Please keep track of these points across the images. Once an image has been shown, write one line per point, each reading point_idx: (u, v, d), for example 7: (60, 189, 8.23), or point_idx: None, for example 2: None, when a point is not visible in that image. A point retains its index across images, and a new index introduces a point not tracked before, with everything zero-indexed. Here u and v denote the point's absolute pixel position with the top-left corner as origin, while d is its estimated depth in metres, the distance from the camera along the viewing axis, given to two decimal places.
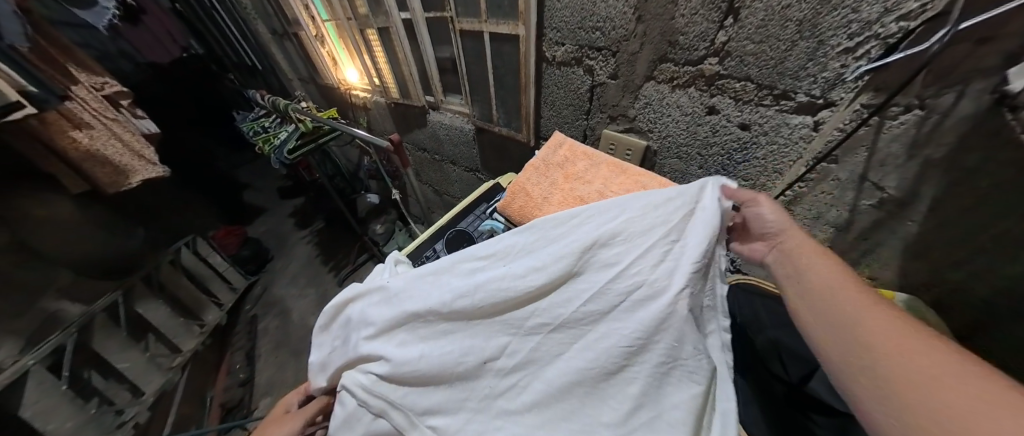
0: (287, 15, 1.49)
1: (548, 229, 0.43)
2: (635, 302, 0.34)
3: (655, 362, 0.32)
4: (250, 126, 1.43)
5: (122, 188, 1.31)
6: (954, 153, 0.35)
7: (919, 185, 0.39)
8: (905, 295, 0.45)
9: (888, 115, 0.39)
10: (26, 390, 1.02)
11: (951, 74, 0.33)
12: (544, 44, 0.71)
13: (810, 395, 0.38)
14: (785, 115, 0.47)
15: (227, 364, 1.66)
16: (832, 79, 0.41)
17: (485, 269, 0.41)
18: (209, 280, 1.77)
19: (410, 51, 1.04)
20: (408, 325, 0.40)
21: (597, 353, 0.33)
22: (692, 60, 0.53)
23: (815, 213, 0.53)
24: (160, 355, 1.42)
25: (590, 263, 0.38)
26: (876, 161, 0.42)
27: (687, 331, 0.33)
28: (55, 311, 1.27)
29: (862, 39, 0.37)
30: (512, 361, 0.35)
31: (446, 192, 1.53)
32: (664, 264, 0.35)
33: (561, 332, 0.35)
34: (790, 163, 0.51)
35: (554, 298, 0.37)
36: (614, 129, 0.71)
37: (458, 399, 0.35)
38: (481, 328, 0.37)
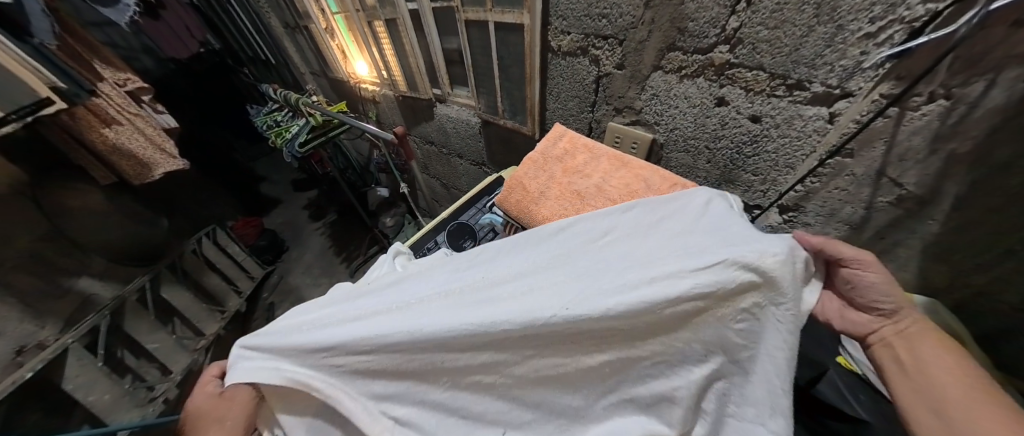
0: (299, 9, 1.50)
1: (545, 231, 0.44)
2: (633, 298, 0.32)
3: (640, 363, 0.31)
4: (264, 119, 1.47)
5: (147, 180, 1.39)
6: (983, 146, 0.33)
7: (943, 180, 0.37)
8: (924, 297, 0.43)
9: (909, 105, 0.37)
10: (69, 366, 1.11)
11: (981, 61, 0.31)
12: (549, 33, 0.69)
13: (818, 397, 0.43)
14: (798, 106, 0.45)
15: None
16: (851, 67, 0.39)
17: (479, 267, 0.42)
18: (230, 268, 1.85)
19: (417, 43, 1.04)
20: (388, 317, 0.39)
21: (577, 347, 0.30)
22: (702, 49, 0.50)
23: (827, 210, 0.50)
24: (187, 338, 1.52)
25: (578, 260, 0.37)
26: (895, 155, 0.40)
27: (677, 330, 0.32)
28: (91, 296, 1.37)
29: (885, 23, 0.35)
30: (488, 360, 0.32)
31: (454, 185, 1.54)
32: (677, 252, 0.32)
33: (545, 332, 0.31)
34: (802, 157, 0.48)
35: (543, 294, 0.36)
36: (619, 122, 0.70)
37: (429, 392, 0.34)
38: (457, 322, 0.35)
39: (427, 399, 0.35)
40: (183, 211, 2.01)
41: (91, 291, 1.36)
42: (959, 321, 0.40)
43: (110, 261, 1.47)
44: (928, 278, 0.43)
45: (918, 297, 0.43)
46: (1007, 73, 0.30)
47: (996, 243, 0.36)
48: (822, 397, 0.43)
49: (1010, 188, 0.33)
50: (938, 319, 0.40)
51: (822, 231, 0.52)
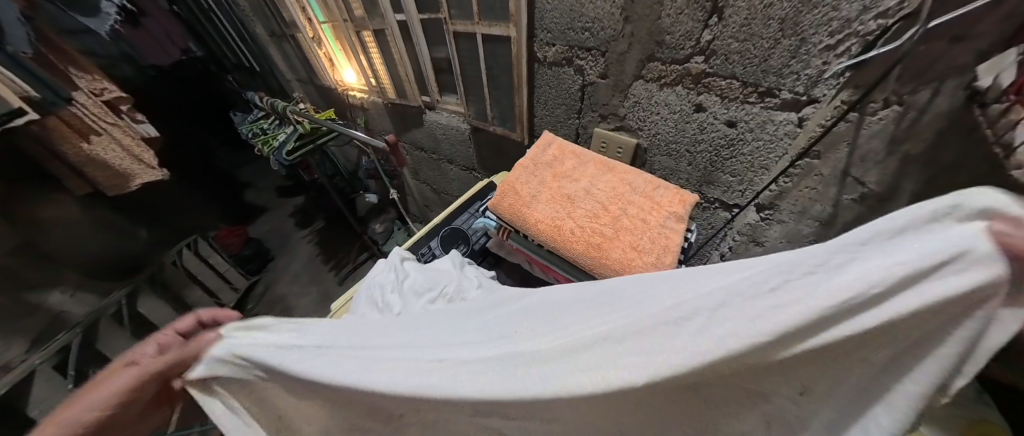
0: (285, 17, 1.49)
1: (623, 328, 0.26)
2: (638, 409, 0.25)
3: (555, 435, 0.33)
4: (250, 127, 1.44)
5: (123, 191, 1.35)
6: (931, 148, 0.36)
7: (900, 179, 0.40)
8: None
9: (867, 110, 0.40)
10: (35, 389, 1.05)
11: (927, 73, 0.34)
12: (535, 45, 0.71)
13: None
14: (770, 112, 0.48)
15: None
16: (815, 76, 0.42)
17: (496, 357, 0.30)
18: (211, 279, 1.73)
19: (406, 51, 1.05)
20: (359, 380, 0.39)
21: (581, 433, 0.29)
22: (679, 59, 0.53)
23: (800, 208, 0.53)
24: None
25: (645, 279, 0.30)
26: (857, 157, 0.43)
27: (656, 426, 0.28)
28: (59, 313, 1.27)
29: (843, 36, 0.38)
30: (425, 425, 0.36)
31: (445, 190, 1.53)
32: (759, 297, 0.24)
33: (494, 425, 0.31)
34: (775, 159, 0.52)
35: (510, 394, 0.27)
36: (605, 128, 0.72)
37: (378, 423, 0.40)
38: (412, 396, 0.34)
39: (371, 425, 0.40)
40: (162, 222, 1.93)
41: (60, 307, 1.28)
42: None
43: (83, 275, 1.40)
44: None
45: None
46: (949, 83, 0.33)
47: None
48: None
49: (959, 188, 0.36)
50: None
51: (795, 227, 0.55)
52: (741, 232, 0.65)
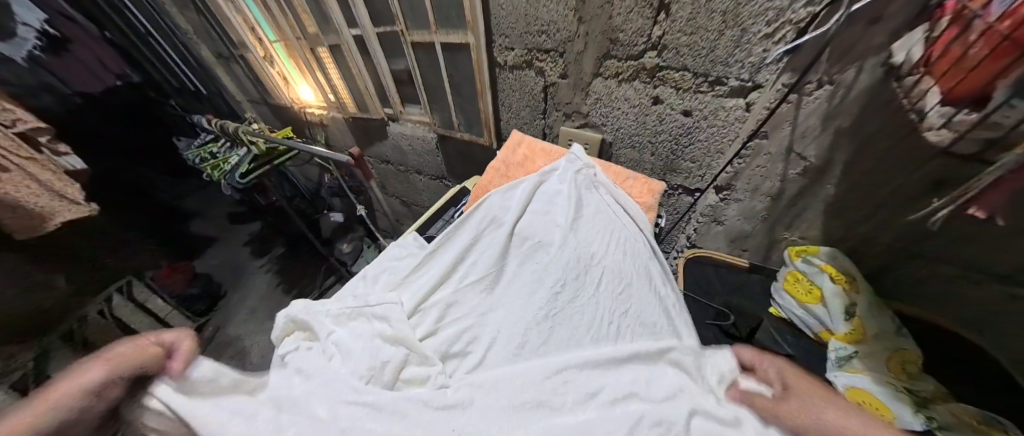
0: (231, 36, 1.24)
1: (550, 322, 0.38)
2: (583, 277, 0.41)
3: (547, 269, 0.42)
4: (197, 152, 1.14)
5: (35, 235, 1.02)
6: (859, 119, 0.42)
7: (834, 150, 0.46)
8: (828, 249, 0.51)
9: (805, 90, 0.44)
10: None
11: (851, 52, 0.39)
12: (494, 51, 0.70)
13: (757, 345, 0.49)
14: (721, 99, 0.51)
15: None
16: (757, 63, 0.45)
17: (490, 261, 0.43)
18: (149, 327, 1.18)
19: (364, 65, 0.99)
20: (436, 253, 0.46)
21: (527, 290, 0.41)
22: (634, 55, 0.55)
23: (753, 186, 0.57)
24: None
25: (568, 268, 0.41)
26: (799, 133, 0.48)
27: (586, 283, 0.40)
28: None
29: (778, 25, 0.41)
30: (436, 277, 0.43)
31: (415, 203, 1.43)
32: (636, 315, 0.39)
33: (504, 248, 0.44)
34: (727, 143, 0.55)
35: (488, 262, 0.43)
36: (570, 126, 0.72)
37: (394, 280, 0.44)
38: (465, 251, 0.45)
39: (414, 269, 0.45)
40: None
41: None
42: (853, 264, 0.48)
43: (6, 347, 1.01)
44: (828, 233, 0.53)
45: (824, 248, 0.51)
46: (869, 61, 0.38)
47: (872, 199, 0.45)
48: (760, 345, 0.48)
49: (878, 152, 0.42)
50: (839, 265, 0.48)
51: (750, 204, 0.60)
52: (704, 213, 0.68)
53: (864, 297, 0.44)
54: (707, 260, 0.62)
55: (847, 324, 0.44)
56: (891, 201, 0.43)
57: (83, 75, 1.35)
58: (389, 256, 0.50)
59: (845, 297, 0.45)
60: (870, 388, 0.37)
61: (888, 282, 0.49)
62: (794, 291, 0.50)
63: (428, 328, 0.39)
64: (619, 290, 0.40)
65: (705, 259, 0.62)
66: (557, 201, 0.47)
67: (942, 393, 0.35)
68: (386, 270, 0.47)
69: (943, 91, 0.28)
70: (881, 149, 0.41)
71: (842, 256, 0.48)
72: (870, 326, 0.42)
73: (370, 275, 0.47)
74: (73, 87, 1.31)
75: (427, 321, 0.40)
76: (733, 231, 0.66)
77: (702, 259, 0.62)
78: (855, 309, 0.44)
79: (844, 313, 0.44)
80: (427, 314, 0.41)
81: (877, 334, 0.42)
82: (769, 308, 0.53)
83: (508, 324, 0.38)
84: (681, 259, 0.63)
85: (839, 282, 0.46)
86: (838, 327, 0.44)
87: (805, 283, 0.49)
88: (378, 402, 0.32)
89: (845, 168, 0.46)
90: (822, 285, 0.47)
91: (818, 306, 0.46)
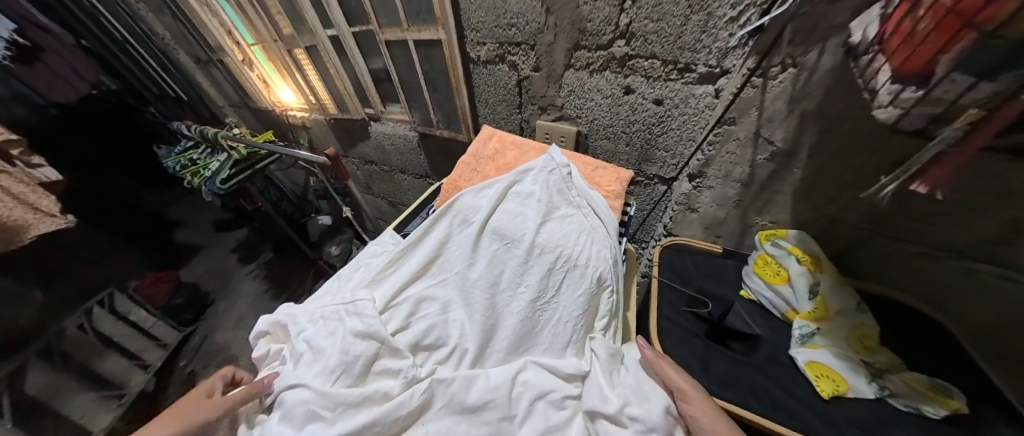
0: (208, 41, 1.23)
1: (521, 310, 0.39)
2: (551, 266, 0.41)
3: (517, 261, 0.42)
4: (177, 159, 1.13)
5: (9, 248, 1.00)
6: (823, 101, 0.43)
7: (800, 133, 0.47)
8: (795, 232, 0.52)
9: (770, 74, 0.45)
10: None
11: (813, 33, 0.39)
12: (466, 45, 0.69)
13: (728, 326, 0.49)
14: (690, 86, 0.51)
15: None
16: (722, 48, 0.45)
17: (461, 255, 0.44)
18: (132, 340, 1.26)
19: (341, 65, 0.98)
20: (407, 249, 0.46)
21: (496, 280, 0.42)
22: (603, 45, 0.55)
23: (724, 172, 0.58)
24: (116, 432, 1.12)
25: (536, 258, 0.42)
26: (766, 117, 0.48)
27: (554, 272, 0.41)
28: None
29: (742, 8, 0.41)
30: (408, 272, 0.43)
31: (402, 203, 1.42)
32: (595, 316, 0.39)
33: (474, 240, 0.44)
34: (699, 131, 0.55)
35: (461, 255, 0.44)
36: (546, 119, 0.72)
37: (369, 277, 0.44)
38: (436, 246, 0.45)
39: (387, 264, 0.45)
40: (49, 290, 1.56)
41: None
42: (817, 246, 0.50)
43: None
44: (797, 216, 0.54)
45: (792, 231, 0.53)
46: (831, 42, 0.38)
47: (838, 179, 0.47)
48: (731, 326, 0.49)
49: (838, 132, 0.43)
50: (805, 247, 0.49)
51: (722, 190, 0.61)
52: (679, 202, 0.68)
53: (827, 276, 0.46)
54: (682, 247, 0.63)
55: (812, 302, 0.45)
56: (856, 180, 0.44)
57: (52, 82, 1.30)
58: (363, 256, 0.50)
59: (810, 276, 0.47)
60: (830, 361, 0.40)
61: (856, 259, 0.50)
62: (764, 272, 0.52)
63: (399, 323, 0.39)
64: (582, 288, 0.40)
65: (681, 246, 0.63)
66: (530, 201, 0.47)
67: (896, 364, 0.39)
68: (359, 268, 0.48)
69: (896, 67, 0.28)
70: (845, 128, 0.43)
71: (809, 239, 0.50)
72: (833, 304, 0.44)
73: (343, 275, 0.48)
74: (45, 97, 1.29)
75: (400, 315, 0.40)
76: (708, 218, 0.66)
77: (677, 247, 0.63)
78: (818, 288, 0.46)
79: (809, 292, 0.46)
80: (398, 309, 0.40)
81: (838, 310, 0.44)
82: (741, 292, 0.53)
83: (479, 315, 0.39)
84: (658, 247, 0.63)
85: (804, 263, 0.48)
86: (802, 306, 0.46)
87: (773, 265, 0.51)
88: (337, 398, 0.32)
89: (811, 151, 0.47)
90: (789, 266, 0.49)
91: (786, 287, 0.48)
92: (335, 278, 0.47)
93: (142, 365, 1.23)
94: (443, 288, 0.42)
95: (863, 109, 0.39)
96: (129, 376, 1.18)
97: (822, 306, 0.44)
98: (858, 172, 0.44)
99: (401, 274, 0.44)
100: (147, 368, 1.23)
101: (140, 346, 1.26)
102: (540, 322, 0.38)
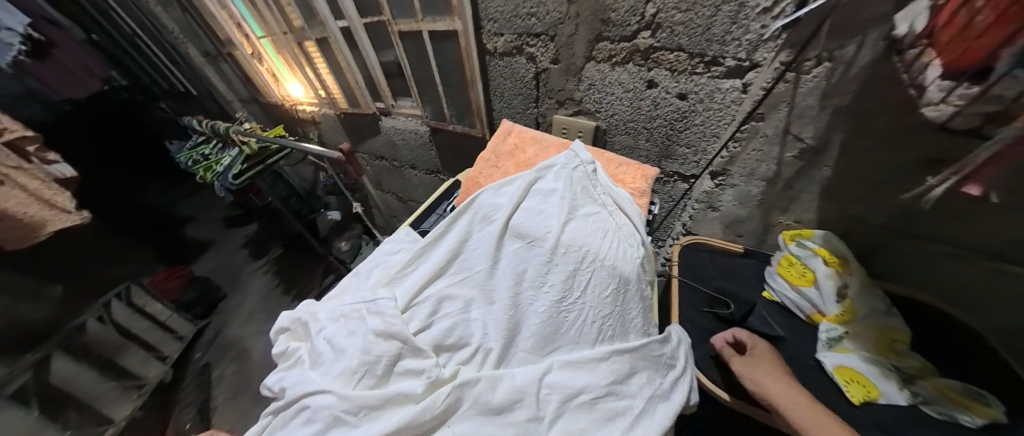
0: (217, 33, 1.22)
1: (544, 310, 0.38)
2: (575, 265, 0.40)
3: (539, 260, 0.41)
4: (189, 154, 1.14)
5: (26, 244, 1.02)
6: (857, 98, 0.41)
7: (831, 131, 0.45)
8: (821, 232, 0.50)
9: (803, 69, 0.43)
10: None
11: (851, 26, 0.37)
12: (483, 36, 0.68)
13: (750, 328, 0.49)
14: (716, 80, 0.49)
15: (173, 426, 1.18)
16: (754, 40, 0.43)
17: (481, 253, 0.43)
18: (148, 332, 1.28)
19: (353, 58, 0.96)
20: (428, 246, 0.45)
21: (518, 278, 0.40)
22: (627, 36, 0.53)
23: (748, 170, 0.56)
24: (135, 419, 1.14)
25: (559, 257, 0.41)
26: (795, 114, 0.47)
27: (577, 272, 0.39)
28: None
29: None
30: (427, 270, 0.43)
31: (410, 198, 1.42)
32: (621, 317, 0.38)
33: (496, 236, 0.43)
34: (724, 126, 0.53)
35: (481, 253, 0.43)
36: (563, 114, 0.70)
37: (390, 273, 0.44)
38: (457, 243, 0.44)
39: (407, 260, 0.45)
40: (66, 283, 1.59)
41: None
42: (846, 246, 0.48)
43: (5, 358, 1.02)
44: (824, 216, 0.53)
45: (818, 231, 0.51)
46: (872, 35, 0.36)
47: (869, 180, 0.45)
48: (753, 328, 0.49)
49: (872, 131, 0.41)
50: (832, 248, 0.48)
51: (745, 189, 0.59)
52: (700, 200, 0.67)
53: (855, 278, 0.45)
54: (701, 247, 0.62)
55: (839, 305, 0.44)
56: (890, 182, 0.43)
57: (65, 80, 1.32)
58: (382, 252, 0.50)
59: (837, 278, 0.45)
60: (858, 366, 0.39)
61: (884, 261, 0.49)
62: (787, 273, 0.50)
63: (420, 322, 0.38)
64: (608, 288, 0.39)
65: (699, 246, 0.62)
66: (551, 198, 0.45)
67: (927, 368, 0.37)
68: (378, 265, 0.47)
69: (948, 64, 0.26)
70: (881, 124, 0.40)
71: (836, 239, 0.48)
72: (859, 306, 0.43)
73: (364, 271, 0.47)
74: (57, 93, 1.30)
75: (420, 313, 0.39)
76: (729, 217, 0.65)
77: (696, 246, 0.62)
78: (846, 291, 0.44)
79: (836, 294, 0.44)
80: (419, 308, 0.40)
81: (866, 314, 0.42)
82: (763, 293, 0.52)
83: (501, 314, 0.38)
84: (677, 246, 0.63)
85: (831, 264, 0.46)
86: (829, 309, 0.44)
87: (797, 265, 0.49)
88: (360, 401, 0.32)
89: (842, 150, 0.45)
90: (815, 267, 0.47)
91: (810, 288, 0.47)
92: (355, 274, 0.47)
93: (159, 357, 1.28)
94: (464, 285, 0.41)
95: (903, 105, 0.37)
96: (147, 368, 1.23)
97: (848, 308, 0.43)
98: (892, 171, 0.42)
99: (422, 270, 0.43)
100: (165, 360, 1.29)
101: (157, 338, 1.30)
102: (564, 323, 0.37)
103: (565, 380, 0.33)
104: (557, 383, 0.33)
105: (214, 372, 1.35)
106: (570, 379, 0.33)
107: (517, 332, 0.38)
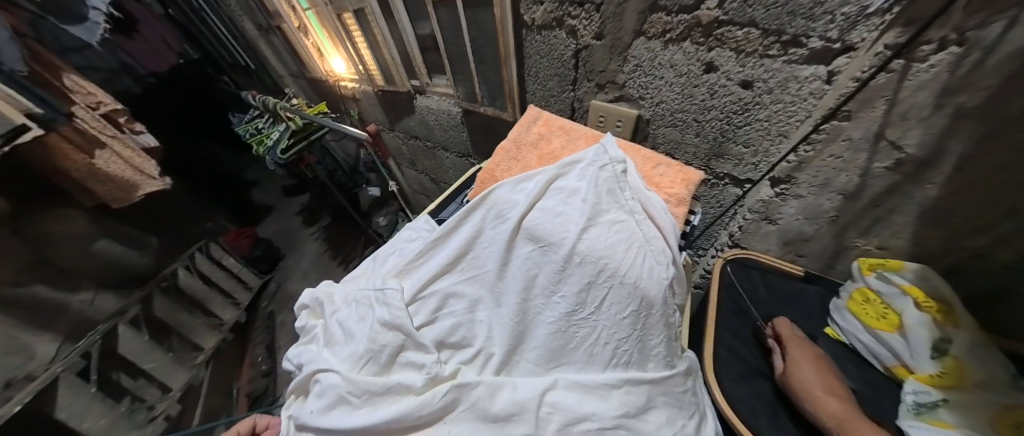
0: (268, 7, 1.27)
1: (553, 323, 0.36)
2: (593, 278, 0.36)
3: (553, 269, 0.38)
4: (245, 128, 1.25)
5: (126, 203, 1.19)
6: (994, 98, 0.30)
7: (947, 139, 0.35)
8: (916, 265, 0.41)
9: (917, 56, 0.33)
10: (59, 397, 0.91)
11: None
12: (521, 7, 0.62)
13: None
14: (794, 66, 0.40)
15: (249, 358, 1.39)
16: (854, 15, 0.33)
17: (493, 254, 0.41)
18: (225, 280, 1.54)
19: (389, 32, 0.95)
20: (441, 241, 0.44)
21: (528, 286, 0.38)
22: (687, 6, 0.44)
23: (821, 180, 0.47)
24: (219, 349, 1.37)
25: (575, 268, 0.37)
26: (897, 114, 0.36)
27: (594, 286, 0.36)
28: (86, 317, 1.11)
29: None
30: (436, 266, 0.42)
31: (441, 179, 1.43)
32: (639, 340, 0.35)
33: (511, 235, 0.41)
34: (796, 124, 0.44)
35: (493, 253, 0.41)
36: (602, 99, 0.63)
37: (406, 263, 0.44)
38: (470, 241, 0.42)
39: (421, 251, 0.44)
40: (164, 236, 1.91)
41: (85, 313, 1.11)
42: (951, 288, 0.38)
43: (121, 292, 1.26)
44: (922, 244, 0.42)
45: (911, 263, 0.41)
46: None
47: (995, 205, 0.35)
48: None
49: (1013, 143, 0.31)
50: (928, 286, 0.38)
51: (814, 202, 0.49)
52: (753, 209, 0.58)
53: (964, 333, 0.35)
54: (749, 264, 0.55)
55: (935, 364, 0.35)
56: None
57: (150, 54, 1.50)
58: (400, 241, 0.50)
59: (935, 329, 0.36)
60: None
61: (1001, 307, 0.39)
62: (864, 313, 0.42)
63: (425, 317, 0.39)
64: (627, 309, 0.35)
65: (748, 262, 0.56)
66: (574, 199, 0.41)
67: None
68: (395, 253, 0.48)
69: None
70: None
71: (937, 277, 0.38)
72: (972, 370, 0.33)
73: (381, 258, 0.48)
74: (144, 67, 1.51)
75: (425, 310, 0.39)
76: (790, 232, 0.55)
77: (743, 262, 0.56)
78: (948, 346, 0.35)
79: (931, 349, 0.36)
80: (426, 302, 0.40)
81: (979, 381, 0.33)
82: (825, 328, 0.46)
83: (508, 322, 0.37)
84: (720, 260, 0.57)
85: (927, 311, 0.37)
86: (920, 366, 0.36)
87: (877, 304, 0.41)
88: (363, 386, 0.34)
89: (960, 164, 0.35)
90: (902, 310, 0.39)
91: (893, 334, 0.39)
92: (374, 260, 0.48)
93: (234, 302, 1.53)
94: (474, 285, 0.41)
95: None
96: (224, 310, 1.47)
97: (952, 369, 0.34)
98: None
99: (434, 266, 0.42)
100: (237, 305, 1.54)
101: (231, 286, 1.55)
102: (572, 340, 0.35)
103: (569, 402, 0.32)
104: (560, 404, 0.31)
105: (277, 319, 1.57)
106: (574, 402, 0.32)
107: (523, 341, 0.36)
